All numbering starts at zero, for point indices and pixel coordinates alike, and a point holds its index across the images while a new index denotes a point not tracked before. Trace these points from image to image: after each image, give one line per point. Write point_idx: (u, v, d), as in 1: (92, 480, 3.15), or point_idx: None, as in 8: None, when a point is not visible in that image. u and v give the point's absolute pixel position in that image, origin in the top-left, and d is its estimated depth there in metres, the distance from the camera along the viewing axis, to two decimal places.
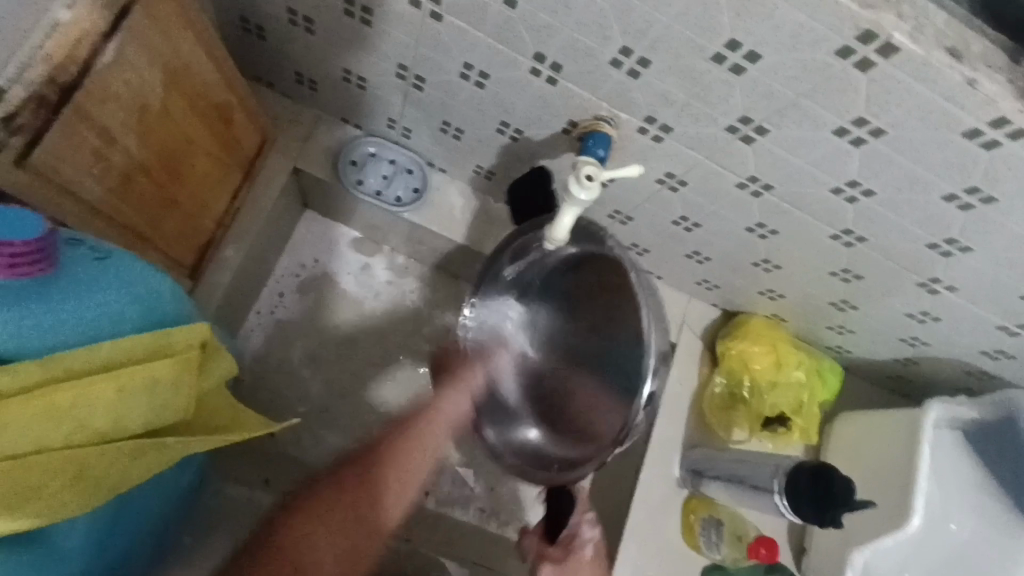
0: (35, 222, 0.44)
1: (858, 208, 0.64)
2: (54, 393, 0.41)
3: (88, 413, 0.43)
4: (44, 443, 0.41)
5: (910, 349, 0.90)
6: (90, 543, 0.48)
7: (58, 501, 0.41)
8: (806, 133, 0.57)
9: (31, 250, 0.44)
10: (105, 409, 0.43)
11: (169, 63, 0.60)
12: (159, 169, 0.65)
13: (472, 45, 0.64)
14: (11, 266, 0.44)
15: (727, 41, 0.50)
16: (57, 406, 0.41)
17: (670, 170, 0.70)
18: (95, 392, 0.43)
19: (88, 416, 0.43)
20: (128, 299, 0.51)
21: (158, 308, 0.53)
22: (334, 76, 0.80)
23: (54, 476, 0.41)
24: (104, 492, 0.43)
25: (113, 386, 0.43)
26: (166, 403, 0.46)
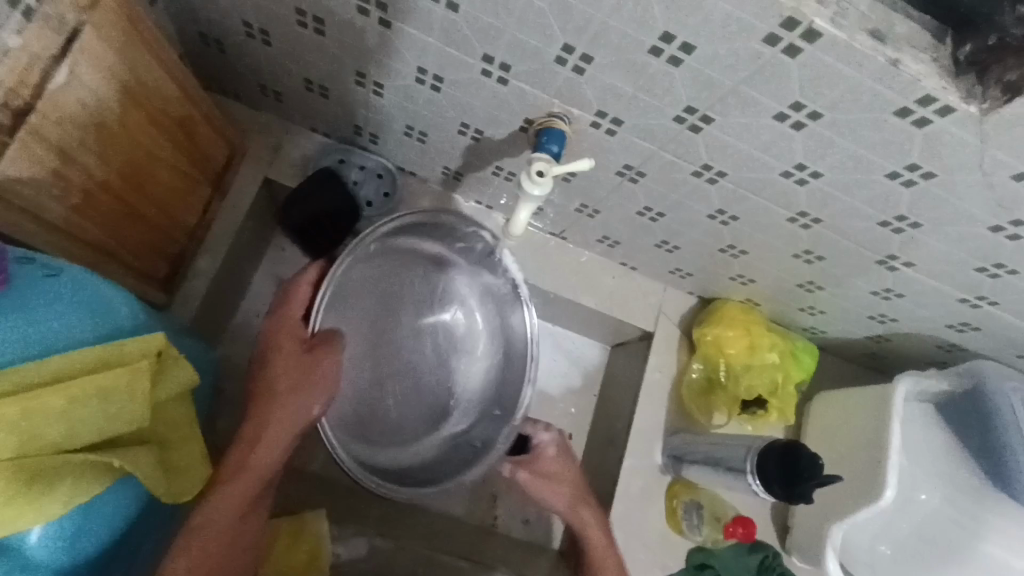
0: None
1: (810, 190, 0.65)
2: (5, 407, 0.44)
3: (44, 425, 0.45)
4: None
5: (879, 326, 0.91)
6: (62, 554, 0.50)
7: (17, 507, 0.44)
8: (749, 120, 0.58)
9: None
10: (61, 421, 0.45)
11: (125, 81, 0.61)
12: (122, 187, 0.66)
13: (423, 49, 0.65)
14: None
15: (661, 34, 0.52)
16: (9, 418, 0.44)
17: (628, 162, 0.72)
18: (46, 405, 0.45)
19: (44, 429, 0.45)
20: (84, 314, 0.52)
21: (114, 321, 0.55)
22: (296, 86, 0.81)
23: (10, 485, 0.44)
24: (61, 499, 0.46)
25: (64, 399, 0.46)
26: (125, 414, 0.48)
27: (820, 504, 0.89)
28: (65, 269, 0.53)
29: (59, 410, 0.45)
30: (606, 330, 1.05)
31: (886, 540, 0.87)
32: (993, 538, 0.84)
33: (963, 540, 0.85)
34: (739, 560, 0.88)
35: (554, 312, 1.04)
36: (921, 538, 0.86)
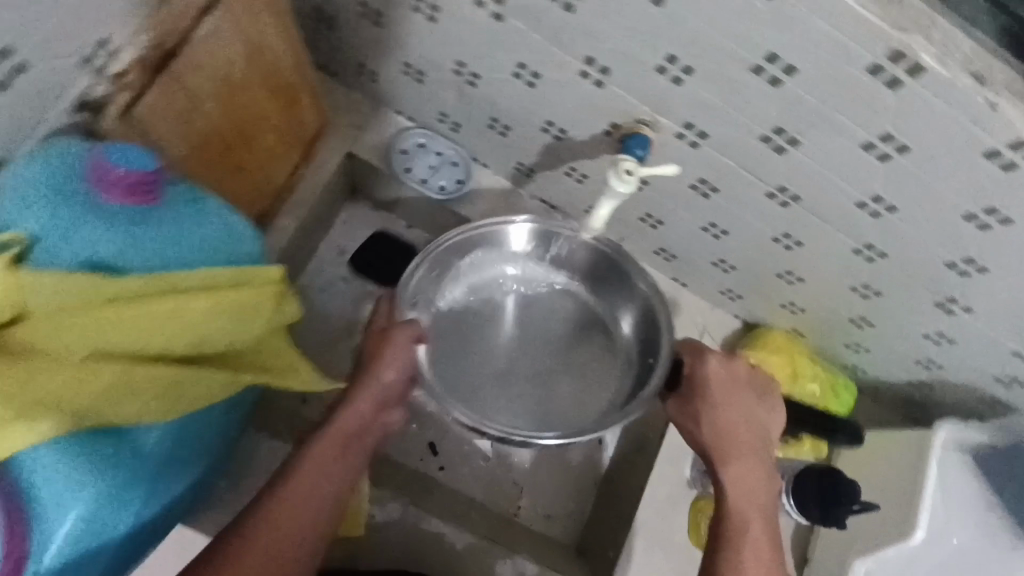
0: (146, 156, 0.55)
1: (882, 223, 0.67)
2: (159, 303, 0.54)
3: (182, 323, 0.56)
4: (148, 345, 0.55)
5: (925, 372, 0.92)
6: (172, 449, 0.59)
7: (152, 396, 0.55)
8: (835, 146, 0.61)
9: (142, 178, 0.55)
10: (198, 322, 0.56)
11: (253, 41, 0.67)
12: (230, 139, 0.70)
13: (527, 46, 0.69)
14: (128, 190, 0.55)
15: (766, 53, 0.55)
16: (162, 314, 0.54)
17: (703, 176, 0.74)
18: (189, 308, 0.56)
19: (184, 326, 0.56)
20: (215, 243, 0.61)
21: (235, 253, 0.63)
22: (394, 69, 0.86)
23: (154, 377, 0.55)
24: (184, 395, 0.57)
25: (205, 306, 0.57)
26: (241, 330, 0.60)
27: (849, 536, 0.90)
28: (207, 199, 0.62)
29: (200, 315, 0.56)
30: None
31: None
32: None
33: None
34: None
35: None
36: None
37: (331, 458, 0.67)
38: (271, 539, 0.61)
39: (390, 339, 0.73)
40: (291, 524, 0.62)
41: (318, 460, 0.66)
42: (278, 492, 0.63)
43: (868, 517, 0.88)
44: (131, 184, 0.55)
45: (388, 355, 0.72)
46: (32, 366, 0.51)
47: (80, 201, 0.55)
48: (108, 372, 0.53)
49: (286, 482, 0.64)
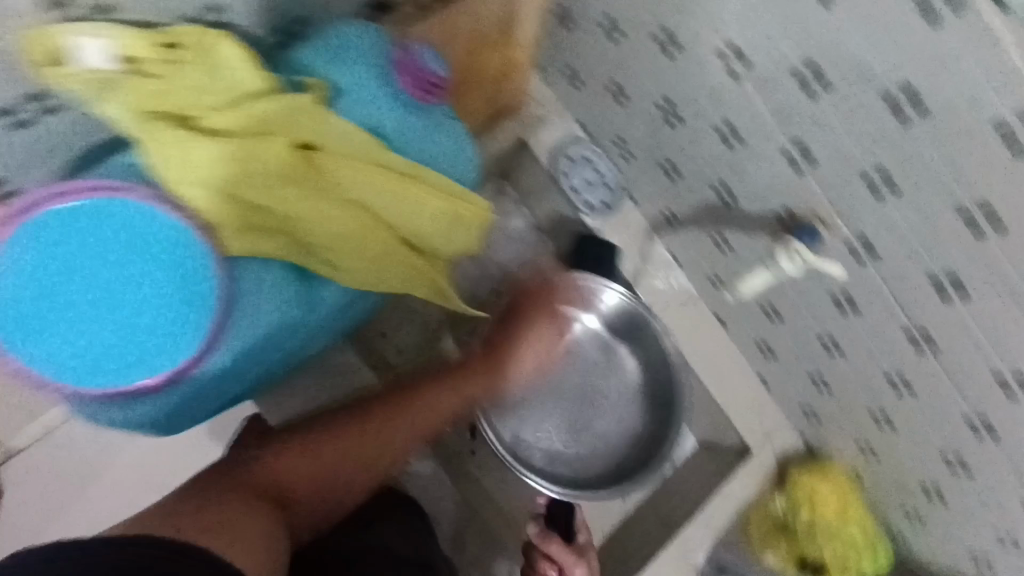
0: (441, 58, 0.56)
1: (1010, 403, 0.68)
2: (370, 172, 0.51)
3: (412, 212, 0.53)
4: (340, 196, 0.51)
5: (973, 570, 0.90)
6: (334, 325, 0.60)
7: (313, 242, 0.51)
8: (1002, 312, 0.62)
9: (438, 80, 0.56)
10: (423, 217, 0.53)
11: (511, 9, 0.74)
12: (455, 84, 0.77)
13: (746, 110, 0.73)
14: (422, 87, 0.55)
15: (983, 201, 0.57)
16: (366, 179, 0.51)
17: (849, 290, 0.76)
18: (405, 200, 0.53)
19: (413, 218, 0.53)
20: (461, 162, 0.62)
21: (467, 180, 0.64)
22: (602, 84, 0.91)
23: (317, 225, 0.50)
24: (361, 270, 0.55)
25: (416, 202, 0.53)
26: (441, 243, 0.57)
27: None
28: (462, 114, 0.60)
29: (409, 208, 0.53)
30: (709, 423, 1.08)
31: None
32: None
33: None
34: None
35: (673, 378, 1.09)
36: None
37: (432, 410, 0.70)
38: (367, 443, 0.68)
39: (553, 321, 0.81)
40: (380, 439, 0.68)
41: (439, 398, 0.71)
42: (372, 414, 0.69)
43: None
44: (427, 83, 0.56)
45: (538, 337, 0.77)
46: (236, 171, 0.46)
47: (386, 84, 0.54)
48: (318, 214, 0.50)
49: (390, 407, 0.69)
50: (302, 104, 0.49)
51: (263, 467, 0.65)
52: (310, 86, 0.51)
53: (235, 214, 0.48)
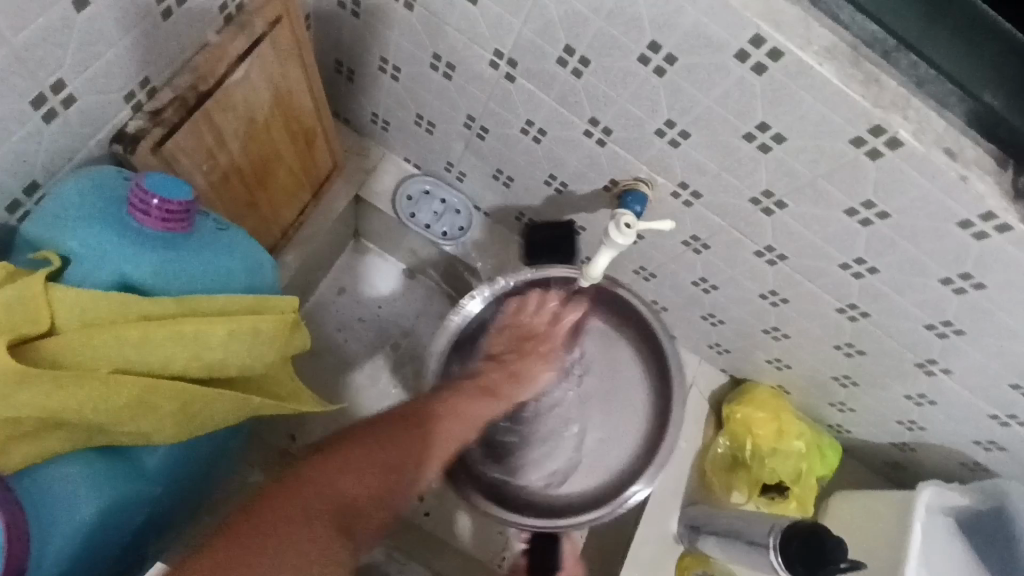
0: (184, 186, 0.53)
1: (864, 285, 0.71)
2: (183, 325, 0.51)
3: (208, 346, 0.52)
4: (159, 368, 0.51)
5: (907, 434, 0.94)
6: (169, 471, 0.58)
7: (160, 421, 0.51)
8: (820, 211, 0.65)
9: (181, 209, 0.53)
10: (219, 347, 0.53)
11: (278, 88, 0.71)
12: (248, 175, 0.74)
13: (536, 105, 0.74)
14: (165, 221, 0.53)
15: (758, 123, 0.60)
16: (184, 334, 0.51)
17: (696, 233, 0.78)
18: (213, 332, 0.52)
19: (206, 351, 0.52)
20: (242, 264, 0.60)
21: (257, 277, 0.62)
22: (407, 120, 0.90)
23: (157, 405, 0.51)
24: (198, 425, 0.54)
25: (227, 330, 0.52)
26: (261, 357, 0.56)
27: None
28: (232, 225, 0.60)
29: (222, 337, 0.52)
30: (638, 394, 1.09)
31: None
32: None
33: None
34: None
35: None
36: None
37: (466, 419, 0.74)
38: (404, 442, 0.66)
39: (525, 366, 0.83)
40: (420, 436, 0.68)
41: (457, 434, 0.72)
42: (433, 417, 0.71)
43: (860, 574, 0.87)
44: (168, 213, 0.53)
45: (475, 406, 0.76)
46: (54, 386, 0.47)
47: (120, 224, 0.53)
48: (107, 388, 0.48)
49: (418, 420, 0.69)
50: (34, 282, 0.48)
51: (321, 470, 0.60)
52: (45, 256, 0.51)
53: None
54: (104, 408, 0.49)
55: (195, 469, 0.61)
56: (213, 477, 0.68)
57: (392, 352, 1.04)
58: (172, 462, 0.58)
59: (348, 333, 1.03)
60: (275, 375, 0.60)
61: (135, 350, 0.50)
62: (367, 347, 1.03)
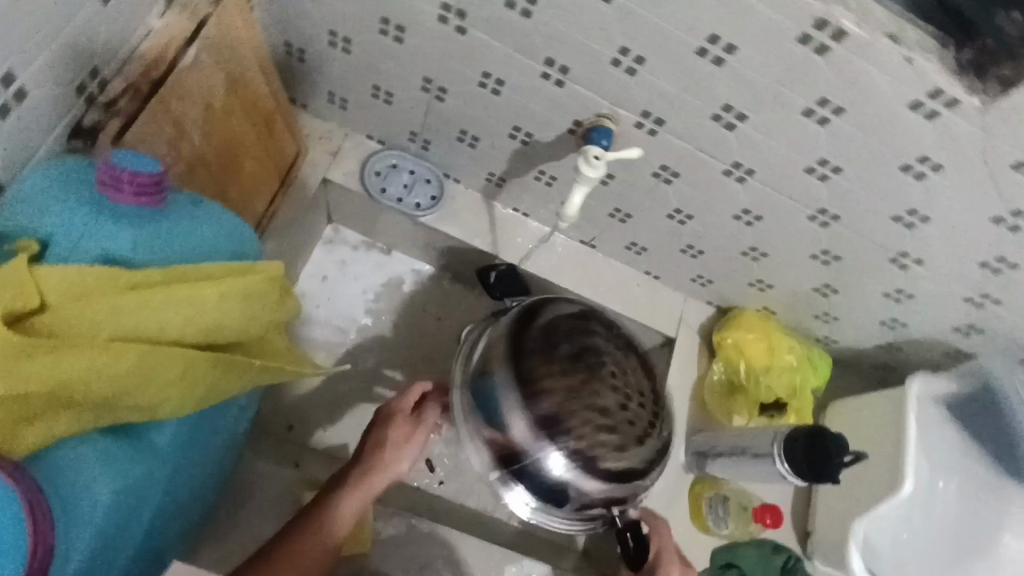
0: (152, 161, 0.54)
1: (830, 186, 0.73)
2: (178, 289, 0.51)
3: (202, 309, 0.52)
4: (160, 336, 0.51)
5: (890, 333, 0.98)
6: (176, 449, 0.58)
7: (168, 389, 0.51)
8: (779, 116, 0.66)
9: (154, 182, 0.53)
10: (213, 310, 0.53)
11: (231, 71, 0.70)
12: (213, 164, 0.73)
13: (489, 55, 0.74)
14: (138, 195, 0.53)
15: (708, 35, 0.61)
16: (180, 298, 0.51)
17: (665, 163, 0.80)
18: (207, 294, 0.52)
19: (201, 314, 0.52)
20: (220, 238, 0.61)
21: (236, 251, 0.63)
22: (364, 93, 0.90)
23: (164, 371, 0.51)
24: (202, 391, 0.54)
25: (220, 291, 0.53)
26: (255, 317, 0.57)
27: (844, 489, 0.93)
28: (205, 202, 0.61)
29: (216, 298, 0.53)
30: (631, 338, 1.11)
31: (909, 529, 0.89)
32: (1006, 522, 0.91)
33: (978, 527, 0.91)
34: (762, 558, 0.95)
35: None
36: (950, 529, 0.90)
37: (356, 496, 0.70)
38: (307, 557, 0.64)
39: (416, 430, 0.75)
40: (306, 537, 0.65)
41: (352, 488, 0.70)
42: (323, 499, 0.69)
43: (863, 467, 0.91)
44: (140, 186, 0.53)
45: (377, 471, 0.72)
46: (57, 358, 0.46)
47: (95, 205, 0.53)
48: (105, 358, 0.48)
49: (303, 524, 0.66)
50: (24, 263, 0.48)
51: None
52: (21, 248, 0.50)
53: (6, 425, 0.45)
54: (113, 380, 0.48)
55: (201, 450, 0.62)
56: (220, 462, 0.69)
57: (383, 330, 1.04)
58: (178, 439, 0.58)
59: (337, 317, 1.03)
60: (268, 342, 0.62)
61: (135, 318, 0.50)
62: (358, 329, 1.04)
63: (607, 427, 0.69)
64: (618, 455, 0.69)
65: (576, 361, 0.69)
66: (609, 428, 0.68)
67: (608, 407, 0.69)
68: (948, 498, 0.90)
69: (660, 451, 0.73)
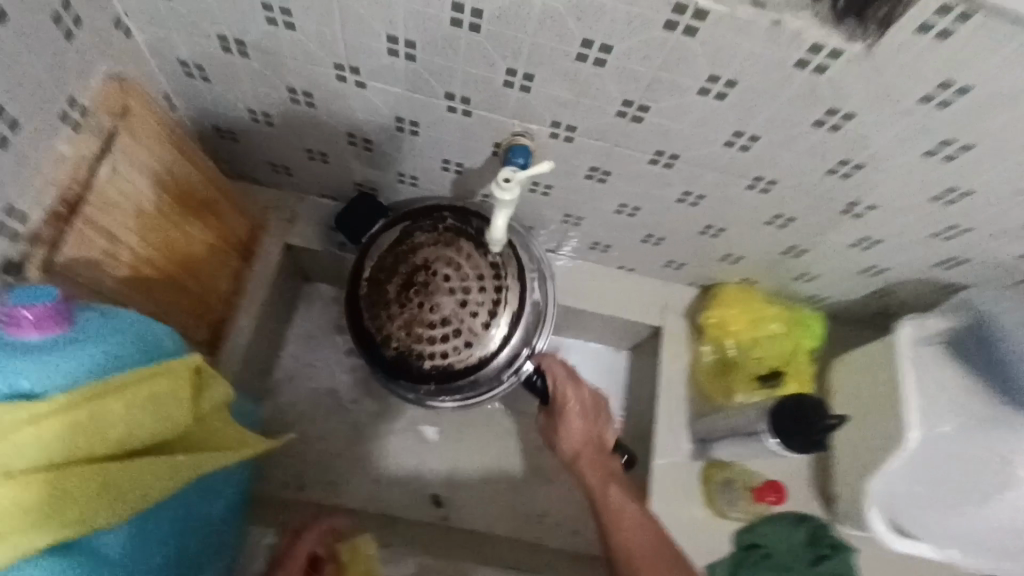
0: (44, 290, 0.50)
1: (754, 154, 0.72)
2: (77, 411, 0.48)
3: (107, 422, 0.50)
4: (66, 460, 0.48)
5: (873, 279, 0.95)
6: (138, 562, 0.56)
7: (93, 509, 0.49)
8: (679, 100, 0.66)
9: (49, 308, 0.50)
10: (121, 422, 0.50)
11: (155, 171, 0.75)
12: (158, 258, 0.78)
13: (395, 101, 0.76)
14: (37, 326, 0.50)
15: (581, 41, 0.61)
16: (80, 419, 0.48)
17: (591, 164, 0.80)
18: (111, 407, 0.50)
19: (105, 427, 0.50)
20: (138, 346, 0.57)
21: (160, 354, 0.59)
22: (300, 157, 0.92)
23: (84, 493, 0.48)
24: (132, 503, 0.51)
25: (124, 401, 0.51)
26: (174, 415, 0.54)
27: (855, 448, 0.91)
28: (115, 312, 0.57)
29: (121, 408, 0.50)
30: (618, 334, 1.10)
31: (922, 478, 0.88)
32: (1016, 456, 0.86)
33: (984, 464, 0.88)
34: (787, 532, 0.94)
35: (565, 322, 1.10)
36: (955, 470, 0.88)
37: None
38: None
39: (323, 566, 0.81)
40: None
41: None
42: None
43: (871, 422, 0.88)
44: (39, 319, 0.50)
45: None
46: None
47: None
48: (6, 495, 0.45)
49: None
50: None
51: None
52: None
53: None
54: (27, 515, 0.46)
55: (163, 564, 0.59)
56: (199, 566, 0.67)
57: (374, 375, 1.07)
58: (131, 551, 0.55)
59: (328, 372, 1.07)
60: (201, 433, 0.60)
61: (33, 450, 0.47)
62: (349, 379, 1.07)
63: (452, 331, 0.82)
64: (473, 343, 0.83)
65: (408, 288, 0.83)
66: (457, 329, 0.82)
67: (447, 312, 0.82)
68: (954, 445, 0.86)
69: (514, 315, 0.85)
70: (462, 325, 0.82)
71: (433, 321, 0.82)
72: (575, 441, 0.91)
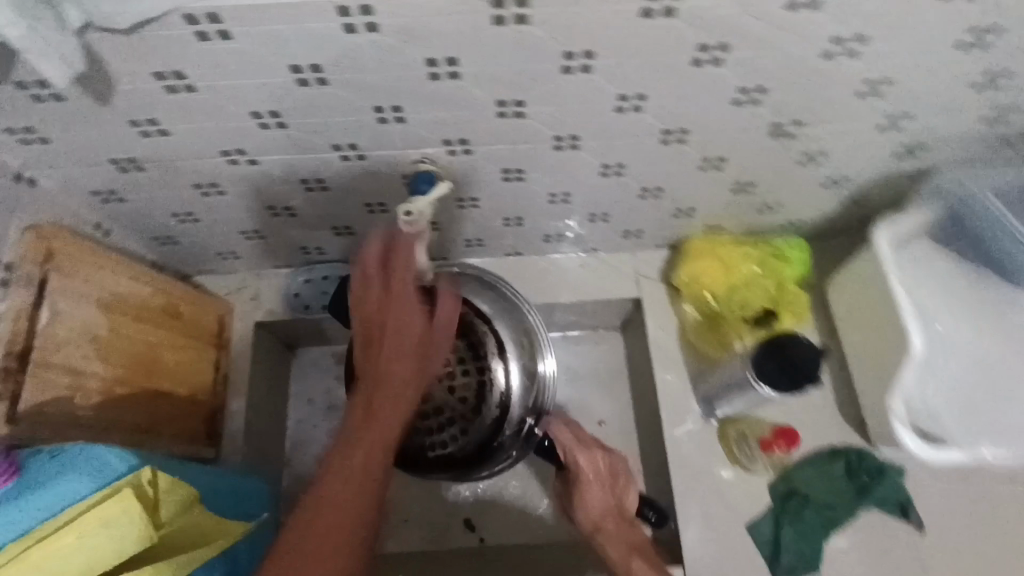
0: None
1: (651, 111, 0.69)
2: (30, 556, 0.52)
3: (60, 565, 0.53)
4: None
5: (841, 192, 0.88)
6: None
7: None
8: (549, 85, 0.64)
9: None
10: (79, 554, 0.54)
11: (100, 298, 0.78)
12: (130, 375, 0.80)
13: (293, 167, 0.76)
14: None
15: (425, 62, 0.59)
16: (34, 561, 0.52)
17: (503, 166, 0.78)
18: (64, 544, 0.53)
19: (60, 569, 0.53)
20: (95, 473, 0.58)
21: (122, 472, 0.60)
22: (239, 241, 0.93)
23: None
24: None
25: (74, 535, 0.53)
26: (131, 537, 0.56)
27: (874, 367, 0.85)
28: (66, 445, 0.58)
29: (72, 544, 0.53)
30: (603, 315, 1.07)
31: (942, 377, 0.83)
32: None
33: (1002, 346, 0.83)
34: (821, 471, 0.90)
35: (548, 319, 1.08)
36: (971, 359, 0.83)
37: None
38: None
39: None
40: None
41: None
42: None
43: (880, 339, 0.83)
44: None
45: None
46: None
47: None
48: None
49: None
50: None
51: None
52: None
53: None
54: None
55: None
56: None
57: None
58: None
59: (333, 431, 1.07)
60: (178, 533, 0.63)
61: None
62: None
63: (451, 421, 0.86)
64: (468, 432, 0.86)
65: None
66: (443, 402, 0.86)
67: (446, 407, 0.86)
68: (955, 332, 0.84)
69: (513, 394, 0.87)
70: (455, 411, 0.86)
71: (432, 415, 0.86)
72: (591, 514, 0.89)
